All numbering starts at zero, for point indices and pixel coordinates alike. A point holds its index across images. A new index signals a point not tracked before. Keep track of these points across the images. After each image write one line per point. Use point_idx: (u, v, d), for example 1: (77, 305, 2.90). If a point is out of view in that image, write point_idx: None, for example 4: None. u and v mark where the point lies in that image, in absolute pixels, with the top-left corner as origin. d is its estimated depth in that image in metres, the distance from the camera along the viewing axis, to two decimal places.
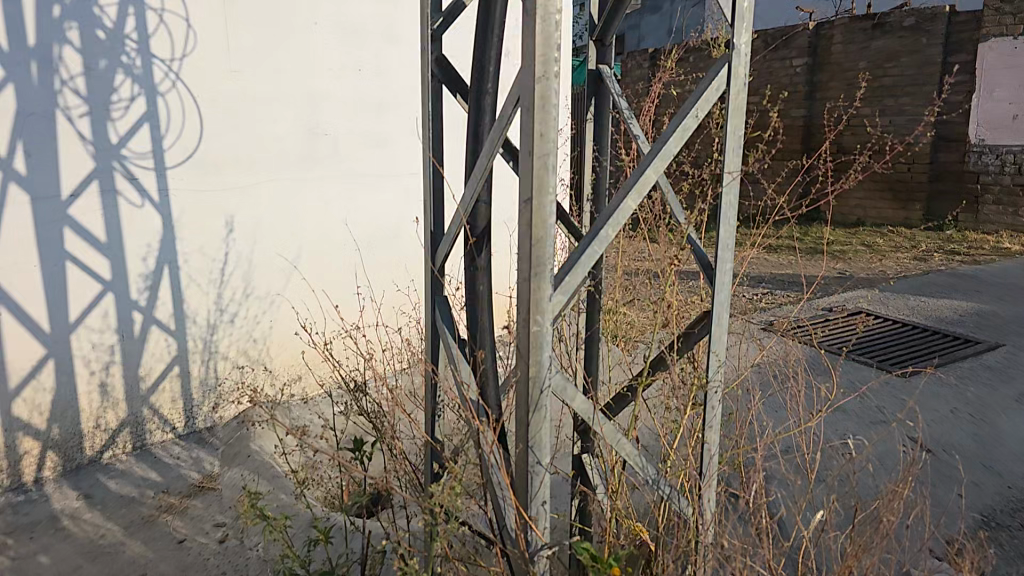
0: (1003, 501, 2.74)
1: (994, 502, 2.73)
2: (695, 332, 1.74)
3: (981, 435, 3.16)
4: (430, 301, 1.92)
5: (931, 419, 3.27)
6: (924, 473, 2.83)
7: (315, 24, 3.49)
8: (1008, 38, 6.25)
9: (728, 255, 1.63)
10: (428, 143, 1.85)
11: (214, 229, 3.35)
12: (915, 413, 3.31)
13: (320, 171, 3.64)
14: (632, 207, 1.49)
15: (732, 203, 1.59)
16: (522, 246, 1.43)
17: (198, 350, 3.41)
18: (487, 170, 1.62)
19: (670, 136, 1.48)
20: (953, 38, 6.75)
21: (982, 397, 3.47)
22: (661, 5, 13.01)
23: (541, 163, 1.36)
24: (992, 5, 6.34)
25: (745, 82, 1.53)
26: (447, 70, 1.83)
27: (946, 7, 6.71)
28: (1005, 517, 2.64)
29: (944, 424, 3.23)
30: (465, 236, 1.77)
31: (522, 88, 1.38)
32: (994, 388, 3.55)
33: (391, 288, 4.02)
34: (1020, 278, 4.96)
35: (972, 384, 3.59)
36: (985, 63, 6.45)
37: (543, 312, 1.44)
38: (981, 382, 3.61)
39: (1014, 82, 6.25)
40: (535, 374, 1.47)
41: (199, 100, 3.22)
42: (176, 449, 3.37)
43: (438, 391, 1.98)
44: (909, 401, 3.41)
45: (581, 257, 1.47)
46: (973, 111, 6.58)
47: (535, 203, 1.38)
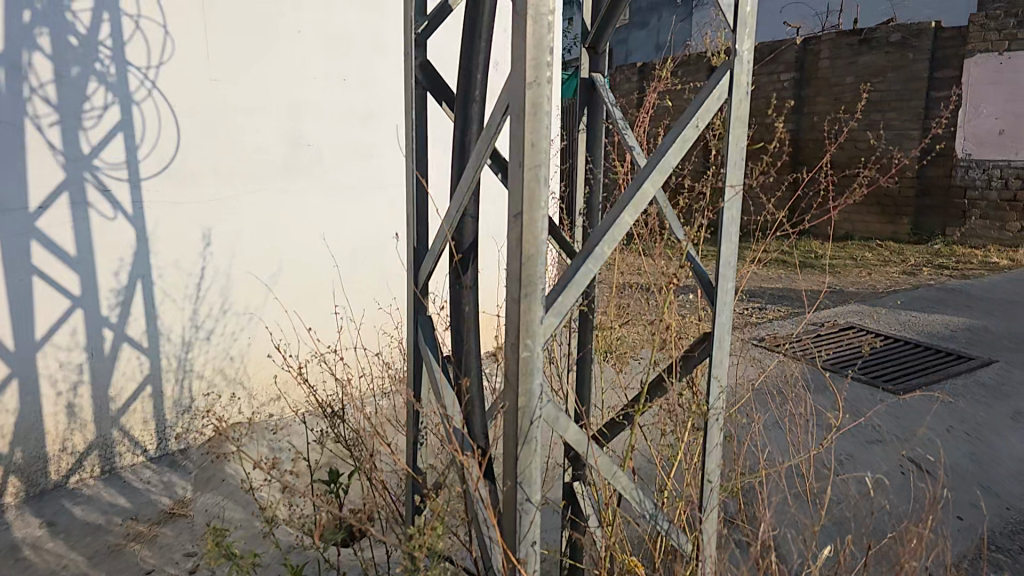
0: (1002, 522, 2.66)
1: (993, 524, 2.65)
2: (695, 355, 1.64)
3: (979, 455, 3.08)
4: (413, 322, 1.79)
5: (928, 437, 3.19)
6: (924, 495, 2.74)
7: (300, 33, 3.38)
8: (994, 54, 6.35)
9: (730, 274, 1.53)
10: (411, 154, 1.74)
11: (190, 242, 3.20)
12: (912, 431, 3.23)
13: (302, 183, 3.52)
14: (630, 222, 1.39)
15: (734, 219, 1.50)
16: (511, 265, 1.32)
17: (172, 369, 3.25)
18: (474, 182, 1.51)
19: (669, 147, 1.39)
20: (938, 54, 6.81)
21: (979, 415, 3.40)
22: (648, 21, 13.10)
23: (532, 175, 1.26)
24: (977, 21, 6.42)
25: (748, 91, 1.44)
26: (431, 76, 1.72)
27: (932, 23, 6.77)
28: (1005, 540, 2.56)
29: (941, 443, 3.15)
30: (451, 252, 1.66)
31: (512, 93, 1.27)
32: (990, 406, 3.49)
33: (374, 306, 3.88)
34: (1008, 293, 4.95)
35: (968, 401, 3.52)
36: (971, 79, 6.52)
37: (534, 336, 1.33)
38: (977, 399, 3.54)
39: (1000, 97, 6.34)
40: (524, 404, 1.36)
41: (176, 110, 3.09)
42: (146, 473, 3.18)
43: (420, 424, 1.86)
44: (905, 419, 3.33)
45: (574, 276, 1.36)
46: (960, 128, 6.64)
47: (525, 218, 1.27)
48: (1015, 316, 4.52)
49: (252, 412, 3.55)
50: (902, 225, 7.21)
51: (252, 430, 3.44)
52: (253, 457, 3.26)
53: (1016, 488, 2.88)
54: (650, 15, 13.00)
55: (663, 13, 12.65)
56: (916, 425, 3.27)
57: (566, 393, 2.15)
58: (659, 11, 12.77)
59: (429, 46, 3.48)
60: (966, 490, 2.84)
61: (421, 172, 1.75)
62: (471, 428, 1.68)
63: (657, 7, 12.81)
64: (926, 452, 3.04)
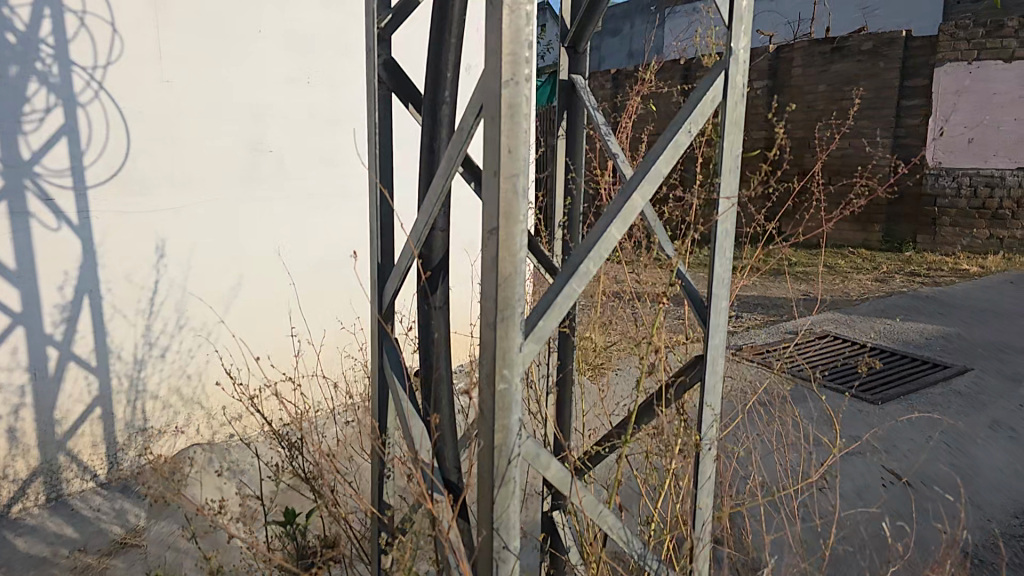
0: (986, 535, 2.55)
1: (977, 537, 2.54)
2: (685, 380, 1.50)
3: (957, 465, 2.98)
4: (377, 345, 1.63)
5: (905, 449, 3.09)
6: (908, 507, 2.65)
7: (260, 32, 3.20)
8: (963, 63, 6.52)
9: (724, 292, 1.41)
10: (374, 161, 1.58)
11: (142, 255, 2.97)
12: (892, 443, 3.15)
13: (263, 191, 3.32)
14: (618, 236, 1.26)
15: (728, 233, 1.38)
16: (486, 286, 1.17)
17: (123, 389, 3.00)
18: (444, 192, 1.36)
19: (660, 155, 1.26)
20: (908, 63, 6.92)
21: (959, 422, 3.36)
22: (621, 28, 13.19)
23: (509, 185, 1.12)
24: (947, 31, 6.56)
25: (744, 93, 1.33)
26: (396, 74, 1.56)
27: (903, 32, 6.88)
28: (989, 553, 2.45)
29: (917, 454, 3.05)
30: (418, 270, 1.50)
31: (487, 94, 1.13)
32: (970, 412, 3.45)
33: (337, 324, 3.68)
34: (978, 300, 4.99)
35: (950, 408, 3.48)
36: (940, 88, 6.69)
37: (511, 365, 1.17)
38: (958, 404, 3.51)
39: (970, 105, 6.55)
40: (501, 442, 1.20)
41: (126, 112, 2.87)
42: (95, 500, 2.93)
43: (386, 463, 1.69)
44: (881, 427, 3.28)
45: (556, 297, 1.22)
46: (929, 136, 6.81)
47: (503, 234, 1.13)
48: (989, 323, 4.55)
49: (209, 435, 3.31)
50: (873, 233, 7.27)
51: (210, 453, 3.21)
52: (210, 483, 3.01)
53: (993, 496, 2.80)
54: (623, 22, 13.07)
55: (636, 22, 12.73)
56: (895, 436, 3.20)
57: (547, 417, 2.00)
58: (632, 19, 12.86)
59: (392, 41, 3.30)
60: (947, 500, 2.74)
61: (386, 181, 1.59)
62: (442, 462, 1.53)
63: (630, 15, 12.90)
64: (904, 462, 2.96)
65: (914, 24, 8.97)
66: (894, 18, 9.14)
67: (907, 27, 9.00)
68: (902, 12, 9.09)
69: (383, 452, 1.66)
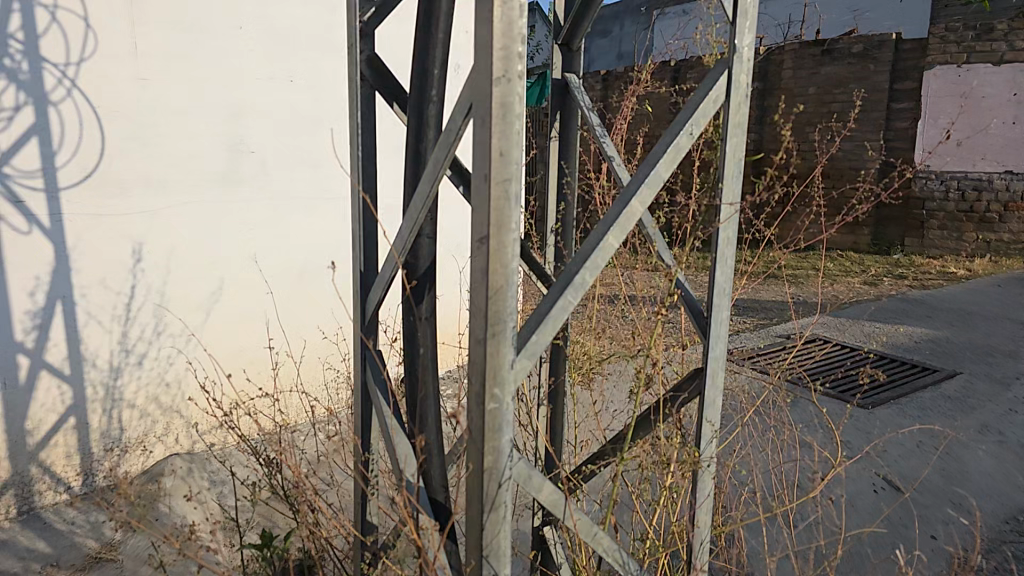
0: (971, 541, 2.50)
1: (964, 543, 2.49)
2: (682, 394, 1.42)
3: (948, 470, 2.92)
4: (360, 358, 1.55)
5: (897, 454, 3.04)
6: (903, 514, 2.61)
7: (240, 29, 3.09)
8: (953, 66, 6.54)
9: (724, 302, 1.34)
10: (357, 163, 1.49)
11: (118, 259, 2.86)
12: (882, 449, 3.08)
13: (244, 193, 3.21)
14: (616, 245, 1.19)
15: (730, 240, 1.31)
16: (475, 299, 1.09)
17: (98, 398, 2.87)
18: (431, 197, 1.28)
19: (660, 158, 1.19)
20: (899, 65, 6.93)
21: (953, 421, 3.33)
22: (610, 29, 13.18)
23: (500, 191, 1.04)
24: (936, 34, 6.58)
25: (748, 93, 1.26)
26: (380, 71, 1.48)
27: (893, 35, 6.91)
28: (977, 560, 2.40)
29: (910, 459, 2.99)
30: (403, 279, 1.41)
31: (476, 92, 1.06)
32: (963, 412, 3.43)
33: (318, 335, 3.57)
34: (966, 303, 5.00)
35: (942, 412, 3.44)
36: (929, 90, 6.70)
37: (503, 384, 1.09)
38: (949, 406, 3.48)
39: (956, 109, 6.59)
40: (491, 465, 1.12)
41: (99, 111, 2.75)
42: (69, 513, 2.80)
43: (370, 481, 1.60)
44: (875, 432, 3.22)
45: (550, 309, 1.14)
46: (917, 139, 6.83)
47: (493, 243, 1.05)
48: (977, 326, 4.53)
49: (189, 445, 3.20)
50: (863, 235, 7.25)
51: (190, 463, 3.10)
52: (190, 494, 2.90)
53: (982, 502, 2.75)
54: (611, 23, 13.06)
55: (624, 22, 12.71)
56: (886, 440, 3.13)
57: (538, 431, 1.92)
58: (621, 20, 12.84)
59: (376, 37, 3.21)
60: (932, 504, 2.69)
61: (370, 184, 1.51)
62: (429, 482, 1.44)
63: (618, 15, 12.88)
64: (896, 468, 2.91)
65: (902, 26, 8.95)
66: (883, 20, 9.14)
67: (897, 29, 8.99)
68: (890, 14, 9.08)
69: (366, 471, 1.57)
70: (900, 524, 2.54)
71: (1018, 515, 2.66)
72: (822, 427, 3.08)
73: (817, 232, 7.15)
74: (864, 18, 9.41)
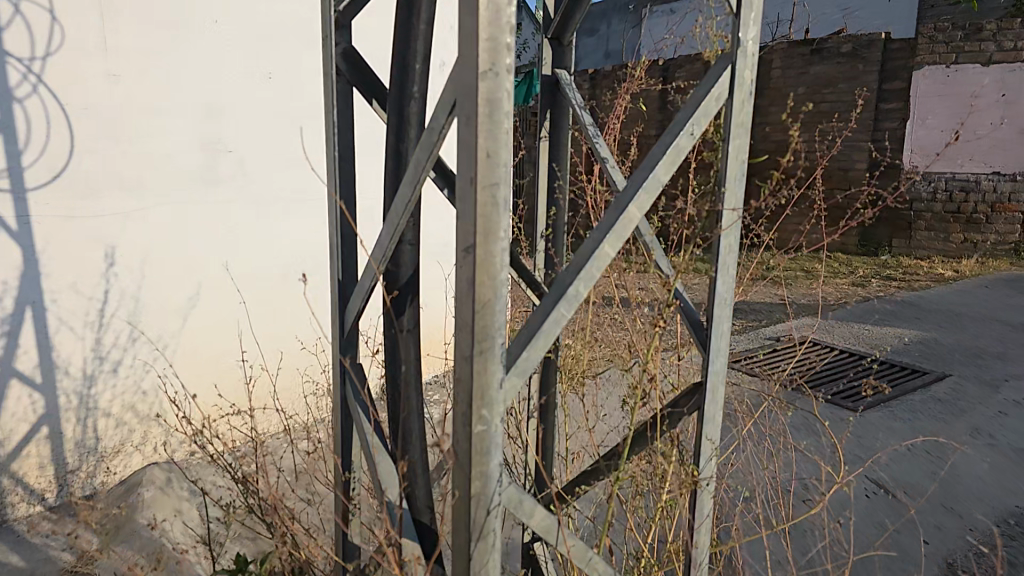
0: (967, 545, 2.39)
1: (957, 548, 2.37)
2: (680, 410, 1.34)
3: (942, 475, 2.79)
4: (339, 374, 1.45)
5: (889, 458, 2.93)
6: (892, 521, 2.50)
7: (216, 23, 2.97)
8: (941, 66, 6.56)
9: (725, 313, 1.27)
10: (334, 164, 1.40)
11: (89, 263, 2.73)
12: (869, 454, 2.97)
13: (222, 194, 3.09)
14: (612, 254, 1.11)
15: (731, 247, 1.25)
16: (461, 312, 1.01)
17: (72, 407, 2.75)
18: (413, 201, 1.20)
19: (659, 160, 1.13)
20: (888, 65, 6.94)
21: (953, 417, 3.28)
22: (597, 28, 13.15)
23: (487, 196, 0.96)
24: (925, 34, 6.59)
25: (751, 90, 1.19)
26: (358, 66, 1.40)
27: (881, 35, 6.92)
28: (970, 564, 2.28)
29: (901, 463, 2.88)
30: (384, 288, 1.33)
31: (460, 88, 0.97)
32: (964, 411, 3.35)
33: (295, 346, 3.45)
34: (955, 304, 4.99)
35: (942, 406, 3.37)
36: (918, 90, 6.72)
37: (491, 405, 1.01)
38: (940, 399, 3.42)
39: (947, 110, 6.57)
40: (479, 492, 1.03)
41: (68, 108, 2.62)
42: (43, 526, 2.68)
43: (351, 503, 1.50)
44: (867, 435, 3.11)
45: (543, 322, 1.06)
46: (906, 139, 6.85)
47: (480, 251, 0.97)
48: (967, 326, 4.51)
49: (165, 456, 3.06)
50: (850, 237, 7.26)
51: (169, 472, 2.98)
52: (168, 505, 2.77)
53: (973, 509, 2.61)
54: (599, 22, 13.03)
55: (612, 21, 12.68)
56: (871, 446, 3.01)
57: (528, 444, 1.85)
58: (608, 19, 12.81)
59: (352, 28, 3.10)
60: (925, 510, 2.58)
61: (348, 186, 1.42)
62: (413, 504, 1.35)
63: (606, 15, 12.85)
64: (885, 471, 2.80)
65: (890, 25, 8.91)
66: (873, 19, 9.06)
67: (885, 28, 8.95)
68: (879, 14, 9.03)
69: (347, 492, 1.48)
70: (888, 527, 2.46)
71: (1009, 518, 2.54)
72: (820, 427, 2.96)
73: (818, 236, 7.09)
74: (853, 17, 9.38)
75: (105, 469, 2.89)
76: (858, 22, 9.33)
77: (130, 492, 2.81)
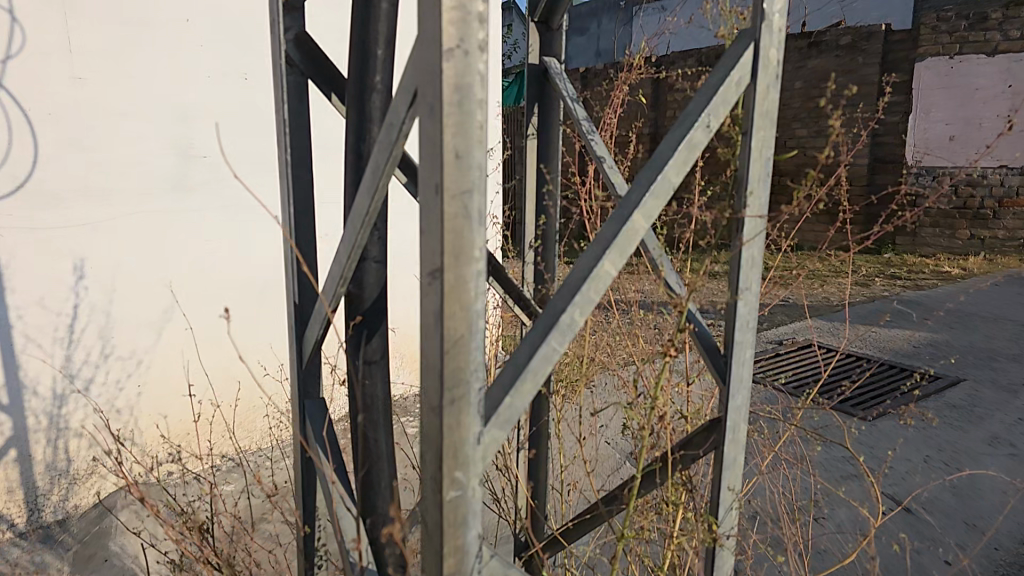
0: (993, 565, 2.05)
1: (982, 567, 2.05)
2: (694, 451, 1.14)
3: (958, 486, 2.48)
4: (297, 409, 1.27)
5: (902, 471, 2.59)
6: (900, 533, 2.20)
7: (187, 22, 2.73)
8: (944, 57, 6.44)
9: (748, 338, 1.08)
10: (287, 170, 1.21)
11: (56, 277, 2.48)
12: (883, 463, 2.63)
13: (197, 201, 2.84)
14: (613, 273, 0.92)
15: (754, 261, 1.07)
16: (427, 349, 0.81)
17: (42, 428, 2.51)
18: (374, 211, 1.00)
19: (669, 160, 0.95)
20: (889, 57, 6.82)
21: (980, 417, 3.06)
22: (587, 27, 13.00)
23: (458, 207, 0.76)
24: (928, 23, 6.48)
25: (777, 73, 1.01)
26: (315, 57, 1.21)
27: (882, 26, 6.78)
28: None
29: (917, 476, 2.54)
30: (344, 313, 1.14)
31: (422, 72, 0.78)
32: (990, 412, 3.11)
33: (275, 363, 3.21)
34: (964, 304, 4.81)
35: (968, 410, 3.14)
36: (921, 82, 6.60)
37: (466, 465, 0.81)
38: (961, 404, 3.19)
39: (950, 102, 6.45)
40: (454, 570, 0.83)
41: (30, 111, 2.37)
42: (12, 553, 2.44)
43: (315, 560, 1.31)
44: (881, 447, 2.76)
45: (531, 361, 0.86)
46: (911, 133, 6.72)
47: (450, 276, 0.77)
48: (978, 327, 4.33)
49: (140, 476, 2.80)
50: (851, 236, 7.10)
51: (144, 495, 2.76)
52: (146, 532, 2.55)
53: (997, 521, 2.27)
54: (589, 21, 12.87)
55: (602, 21, 12.56)
56: (887, 455, 2.70)
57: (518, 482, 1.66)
58: (598, 19, 12.71)
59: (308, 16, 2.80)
60: (944, 525, 2.25)
61: (305, 194, 1.23)
62: (381, 565, 1.15)
63: (597, 14, 12.71)
64: (902, 487, 2.47)
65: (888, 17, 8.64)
66: (869, 12, 8.77)
67: (883, 21, 8.68)
68: (877, 6, 8.75)
69: (309, 549, 1.29)
70: (905, 546, 2.13)
71: None
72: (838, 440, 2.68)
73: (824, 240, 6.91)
74: (851, 8, 9.16)
75: (78, 491, 2.67)
76: (856, 15, 9.05)
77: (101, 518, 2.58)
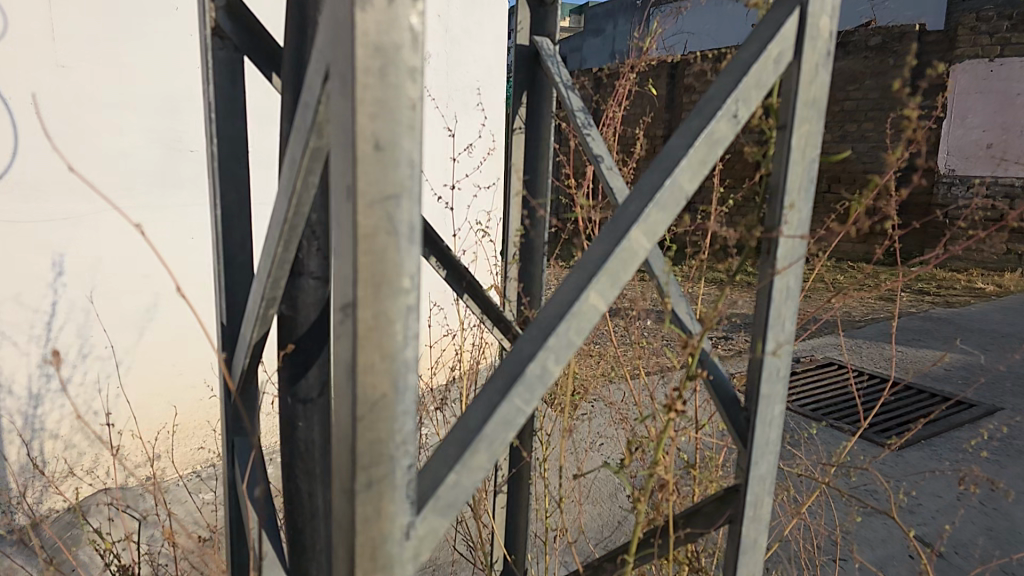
0: None
1: None
2: (701, 527, 0.93)
3: (995, 530, 2.21)
4: (228, 449, 1.07)
5: (932, 509, 2.33)
6: None
7: (177, 10, 2.48)
8: (985, 59, 6.13)
9: (778, 391, 0.86)
10: (214, 162, 0.99)
11: (32, 271, 2.26)
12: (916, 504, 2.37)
13: (186, 194, 2.59)
14: (603, 305, 0.70)
15: (787, 296, 0.84)
16: (340, 410, 0.59)
17: (15, 429, 2.28)
18: (295, 220, 0.78)
19: (683, 158, 0.72)
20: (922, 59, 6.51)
21: None
22: (603, 28, 12.75)
23: (378, 218, 0.54)
24: (967, 24, 6.18)
25: (827, 48, 0.78)
26: (251, 26, 0.99)
27: (915, 27, 6.47)
28: None
29: (950, 516, 2.29)
30: (277, 339, 0.93)
31: (335, 30, 0.55)
32: None
33: None
34: (1001, 323, 4.50)
35: (1007, 442, 2.87)
36: (958, 85, 6.31)
37: (388, 567, 0.61)
38: (1000, 437, 2.91)
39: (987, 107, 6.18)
40: None
41: (10, 100, 2.15)
42: None
43: None
44: (915, 485, 2.50)
45: (486, 428, 0.64)
46: (944, 139, 6.42)
47: (366, 313, 0.55)
48: (1014, 350, 4.03)
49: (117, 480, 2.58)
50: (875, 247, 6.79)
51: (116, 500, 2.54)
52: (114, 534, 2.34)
53: None
54: (605, 22, 12.64)
55: (619, 21, 12.30)
56: (920, 493, 2.44)
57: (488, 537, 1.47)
58: (615, 19, 12.47)
59: None
60: None
61: (241, 193, 1.02)
62: None
63: (613, 15, 12.46)
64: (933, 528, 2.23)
65: (922, 18, 8.25)
66: (903, 11, 8.39)
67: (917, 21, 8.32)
68: (911, 6, 8.37)
69: None
70: None
71: None
72: (874, 480, 2.41)
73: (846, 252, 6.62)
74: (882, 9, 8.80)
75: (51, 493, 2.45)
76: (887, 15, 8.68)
77: (71, 522, 2.36)
